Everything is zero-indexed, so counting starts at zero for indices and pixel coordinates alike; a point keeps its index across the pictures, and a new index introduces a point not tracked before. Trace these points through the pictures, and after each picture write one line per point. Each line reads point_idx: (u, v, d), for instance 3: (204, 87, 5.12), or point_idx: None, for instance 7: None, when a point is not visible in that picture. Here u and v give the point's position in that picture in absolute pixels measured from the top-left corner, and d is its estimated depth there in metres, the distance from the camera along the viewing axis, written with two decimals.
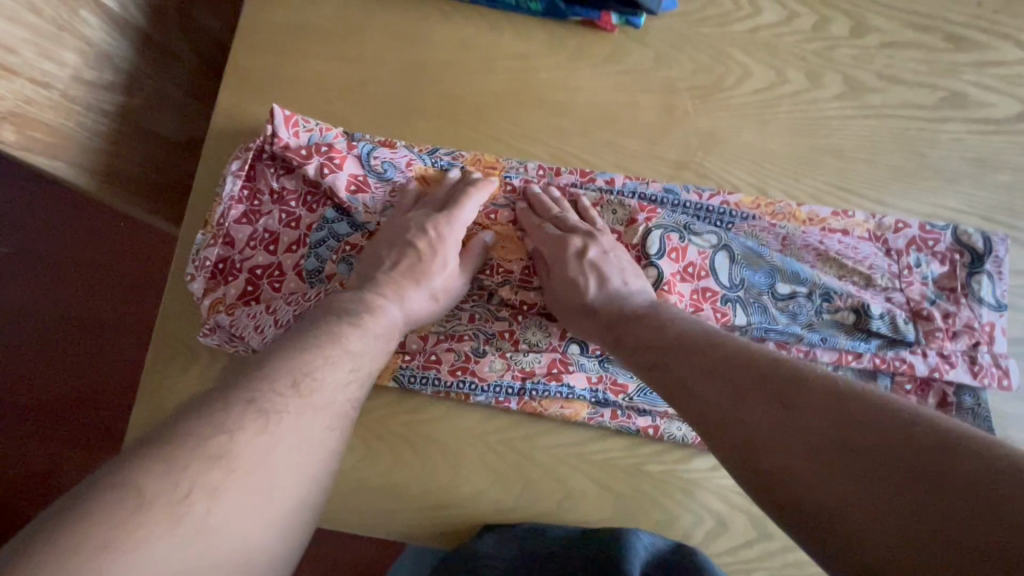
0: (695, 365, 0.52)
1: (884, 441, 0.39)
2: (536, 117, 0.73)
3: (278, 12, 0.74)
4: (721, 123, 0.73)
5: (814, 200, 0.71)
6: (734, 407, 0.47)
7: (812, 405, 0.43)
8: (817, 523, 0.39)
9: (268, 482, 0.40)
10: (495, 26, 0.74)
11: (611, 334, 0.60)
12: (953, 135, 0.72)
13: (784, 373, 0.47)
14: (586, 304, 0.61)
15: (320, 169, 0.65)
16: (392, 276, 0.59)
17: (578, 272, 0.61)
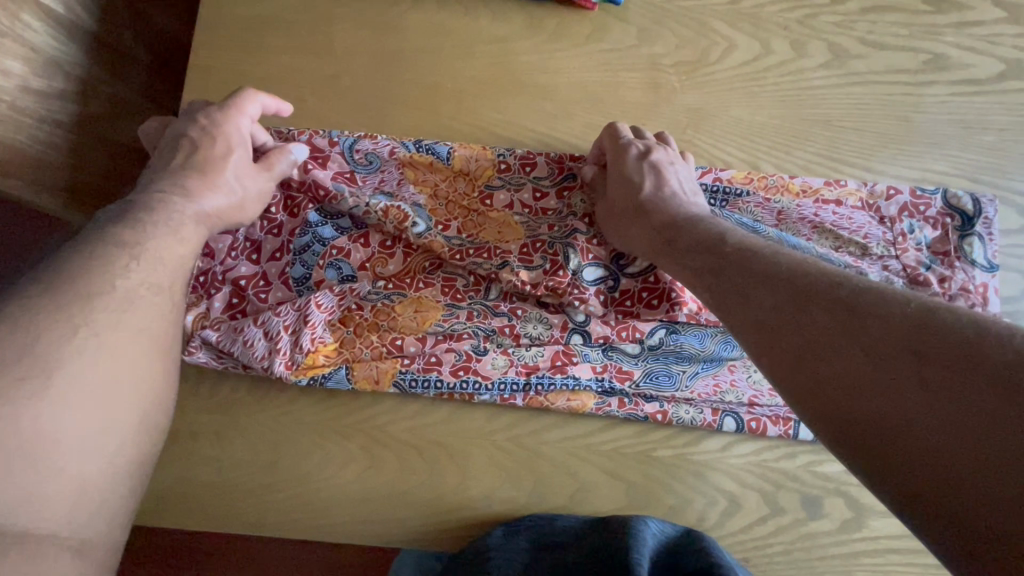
0: (757, 287, 0.44)
1: (890, 328, 0.35)
2: (519, 102, 0.71)
3: (240, 6, 0.70)
4: (709, 99, 0.71)
5: (804, 171, 0.70)
6: (795, 322, 0.40)
7: (812, 309, 0.39)
8: (882, 451, 0.32)
9: (62, 431, 0.35)
10: (471, 10, 0.71)
11: (658, 237, 0.57)
12: (938, 97, 0.72)
13: (859, 286, 0.39)
14: (640, 203, 0.60)
15: (304, 165, 0.64)
16: (184, 176, 0.54)
17: (638, 172, 0.61)
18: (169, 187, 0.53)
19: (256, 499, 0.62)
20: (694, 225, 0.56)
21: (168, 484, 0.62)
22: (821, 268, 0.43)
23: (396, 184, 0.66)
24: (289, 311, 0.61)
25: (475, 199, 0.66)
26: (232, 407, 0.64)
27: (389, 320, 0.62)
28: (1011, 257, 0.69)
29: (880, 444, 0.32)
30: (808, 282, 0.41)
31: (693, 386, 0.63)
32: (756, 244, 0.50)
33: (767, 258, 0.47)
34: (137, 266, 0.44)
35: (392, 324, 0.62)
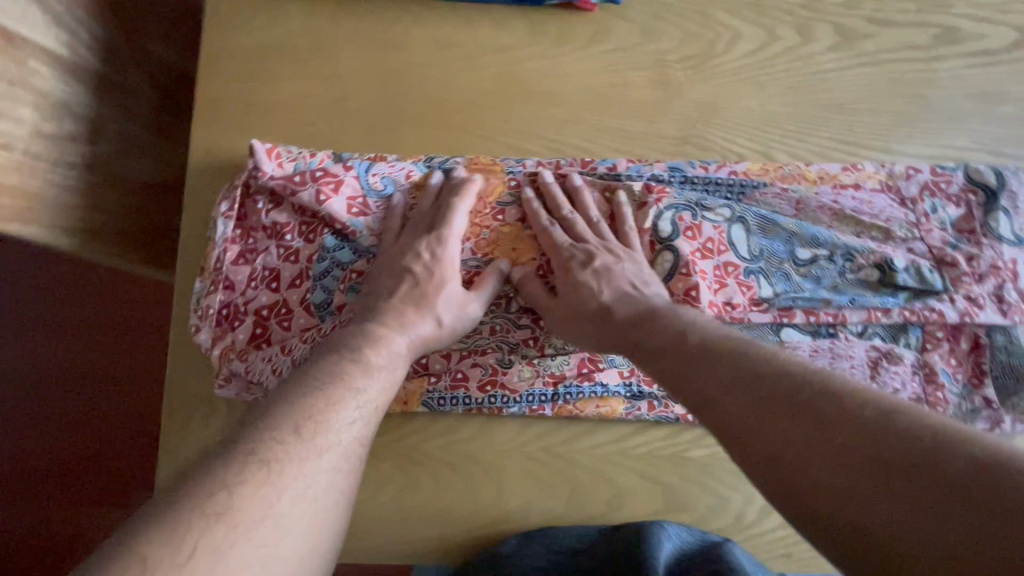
0: (722, 386, 0.46)
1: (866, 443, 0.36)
2: (526, 110, 0.70)
3: (242, 36, 0.70)
4: (718, 91, 0.70)
5: (820, 158, 0.69)
6: (765, 416, 0.42)
7: (808, 416, 0.40)
8: (854, 533, 0.35)
9: (311, 500, 0.42)
10: (471, 20, 0.71)
11: (622, 338, 0.57)
12: (953, 72, 0.70)
13: (819, 389, 0.41)
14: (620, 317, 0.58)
15: (316, 195, 0.62)
16: (398, 303, 0.58)
17: (593, 284, 0.59)
18: (389, 318, 0.57)
19: None
20: (664, 320, 0.55)
21: None
22: (790, 365, 0.44)
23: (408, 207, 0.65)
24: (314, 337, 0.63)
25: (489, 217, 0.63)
26: None
27: None
28: None
29: (852, 526, 0.35)
30: (785, 377, 0.43)
31: None
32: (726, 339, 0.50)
33: (740, 356, 0.47)
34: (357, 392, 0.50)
35: None
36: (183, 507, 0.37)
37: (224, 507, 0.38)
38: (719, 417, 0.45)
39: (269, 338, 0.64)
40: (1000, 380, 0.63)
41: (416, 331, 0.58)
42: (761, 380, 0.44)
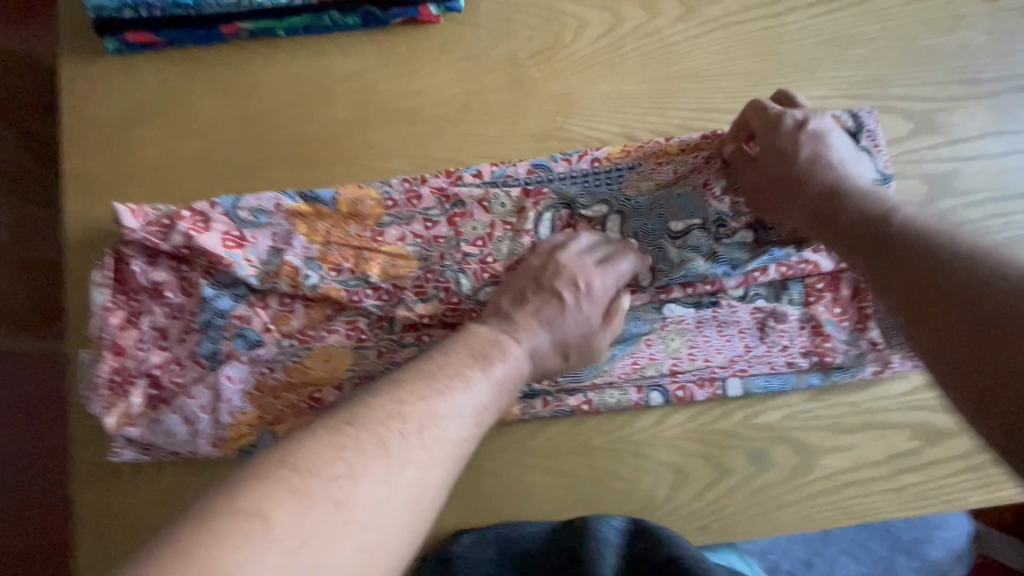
0: (875, 248, 0.51)
1: (961, 297, 0.41)
2: (388, 132, 0.71)
3: (99, 104, 0.71)
4: (572, 82, 0.70)
5: (682, 130, 0.70)
6: (901, 274, 0.46)
7: (911, 259, 0.46)
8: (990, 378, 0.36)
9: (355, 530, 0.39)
10: (320, 53, 0.71)
11: (817, 213, 0.58)
12: (801, 23, 0.70)
13: (939, 260, 0.44)
14: (584, 322, 0.60)
15: (187, 235, 0.63)
16: (457, 359, 0.53)
17: (551, 293, 0.60)
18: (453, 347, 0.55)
19: None
20: (858, 194, 0.56)
21: None
22: (919, 235, 0.48)
23: (288, 239, 0.65)
24: (203, 392, 0.63)
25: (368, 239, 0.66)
26: (178, 488, 0.66)
27: (302, 375, 0.64)
28: (905, 165, 0.68)
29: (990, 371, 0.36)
30: (917, 242, 0.47)
31: (613, 368, 0.63)
32: (872, 202, 0.55)
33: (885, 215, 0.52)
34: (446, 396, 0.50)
35: (305, 378, 0.64)
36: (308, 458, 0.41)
37: (244, 533, 0.36)
38: (884, 262, 0.49)
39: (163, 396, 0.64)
40: None
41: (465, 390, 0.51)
42: (868, 224, 0.53)
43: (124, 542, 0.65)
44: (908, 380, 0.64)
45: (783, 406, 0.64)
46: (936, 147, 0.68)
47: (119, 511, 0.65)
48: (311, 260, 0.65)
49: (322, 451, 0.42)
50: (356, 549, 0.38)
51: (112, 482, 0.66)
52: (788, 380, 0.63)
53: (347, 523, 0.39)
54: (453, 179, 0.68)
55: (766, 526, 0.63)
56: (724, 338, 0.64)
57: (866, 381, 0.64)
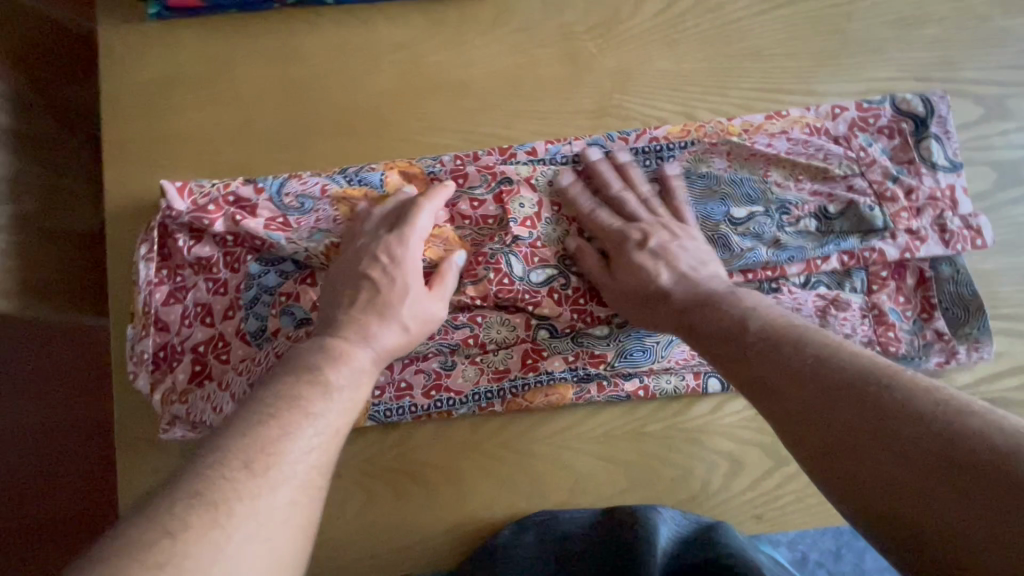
0: (773, 367, 0.47)
1: (930, 459, 0.37)
2: (438, 106, 0.68)
3: (137, 71, 0.69)
4: (630, 58, 0.68)
5: (744, 110, 0.67)
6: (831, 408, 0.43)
7: (825, 414, 0.43)
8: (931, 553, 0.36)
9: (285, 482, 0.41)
10: (368, 21, 0.69)
11: (717, 343, 0.53)
12: (869, 1, 0.68)
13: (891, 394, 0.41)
14: (414, 291, 0.56)
15: (232, 219, 0.62)
16: (356, 315, 0.54)
17: (374, 272, 0.56)
18: (348, 331, 0.53)
19: None
20: (759, 324, 0.51)
21: None
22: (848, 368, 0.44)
23: (333, 220, 0.64)
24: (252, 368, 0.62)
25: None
26: None
27: None
28: (975, 152, 0.65)
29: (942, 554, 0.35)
30: (857, 381, 0.43)
31: (671, 354, 0.62)
32: (803, 331, 0.49)
33: (838, 361, 0.45)
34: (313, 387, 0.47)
35: None
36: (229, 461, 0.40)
37: (166, 555, 0.35)
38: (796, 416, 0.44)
39: (208, 376, 0.63)
40: (949, 311, 0.62)
41: (378, 340, 0.54)
42: (784, 360, 0.47)
43: None
44: (968, 371, 0.63)
45: None
46: (1005, 134, 0.66)
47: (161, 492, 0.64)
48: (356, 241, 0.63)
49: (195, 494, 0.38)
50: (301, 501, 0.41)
51: (153, 461, 0.64)
52: None
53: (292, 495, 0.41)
54: (508, 156, 0.65)
55: (824, 517, 0.62)
56: None
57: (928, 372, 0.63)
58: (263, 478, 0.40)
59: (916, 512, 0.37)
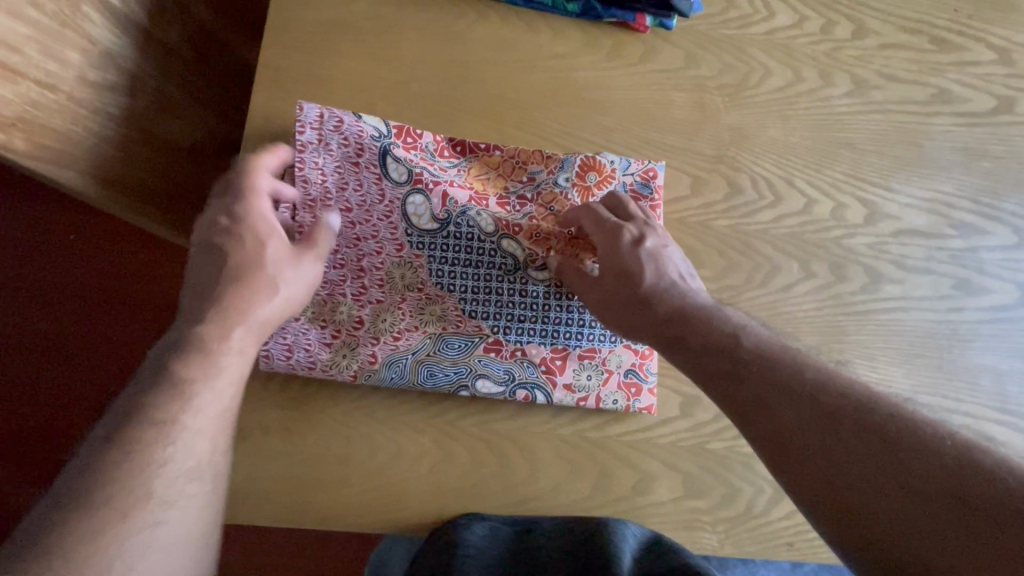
0: None
1: (799, 452, 0.47)
2: (577, 117, 0.75)
3: (308, 9, 0.72)
4: (750, 120, 0.77)
5: (834, 189, 0.77)
6: (842, 455, 0.45)
7: (814, 437, 0.47)
8: (742, 392, 0.52)
9: (191, 515, 0.46)
10: (531, 26, 0.75)
11: None
12: (944, 127, 0.80)
13: (824, 420, 0.47)
14: (302, 273, 0.55)
15: (378, 173, 0.64)
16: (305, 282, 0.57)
17: (636, 262, 0.62)
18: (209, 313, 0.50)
19: (324, 496, 0.63)
20: None
21: (243, 480, 0.62)
22: None
23: (470, 196, 0.66)
24: (371, 310, 0.63)
25: (553, 227, 0.67)
26: (307, 411, 0.64)
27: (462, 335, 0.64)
28: (1004, 268, 0.77)
29: (746, 389, 0.52)
30: None
31: (654, 384, 0.68)
32: None
33: None
34: (171, 393, 0.46)
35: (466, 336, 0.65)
36: (94, 500, 0.41)
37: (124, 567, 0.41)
38: None
39: (319, 312, 0.62)
40: None
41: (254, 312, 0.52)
42: None
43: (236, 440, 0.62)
44: None
45: None
46: None
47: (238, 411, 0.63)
48: (488, 240, 0.64)
49: (127, 535, 0.41)
50: (198, 526, 0.46)
51: None
52: None
53: (186, 526, 0.45)
54: (641, 177, 0.70)
55: None
56: None
57: None
58: (133, 523, 0.42)
59: (745, 391, 0.52)
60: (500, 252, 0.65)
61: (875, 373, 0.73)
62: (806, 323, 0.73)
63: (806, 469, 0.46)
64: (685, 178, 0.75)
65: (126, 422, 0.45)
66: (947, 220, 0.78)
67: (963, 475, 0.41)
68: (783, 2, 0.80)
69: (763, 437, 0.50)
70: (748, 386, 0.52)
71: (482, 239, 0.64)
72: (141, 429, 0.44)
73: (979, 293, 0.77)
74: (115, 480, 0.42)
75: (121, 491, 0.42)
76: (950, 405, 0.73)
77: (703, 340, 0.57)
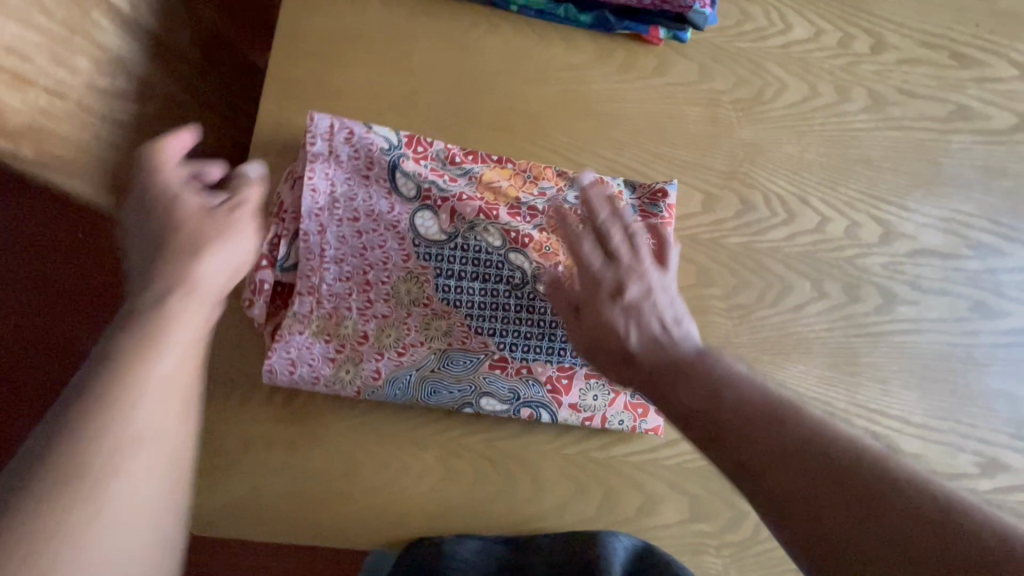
0: None
1: (708, 442, 0.46)
2: (588, 130, 0.74)
3: (318, 17, 0.71)
4: (764, 136, 0.76)
5: (848, 207, 0.75)
6: (748, 448, 0.43)
7: (731, 429, 0.44)
8: (664, 377, 0.52)
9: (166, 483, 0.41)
10: (543, 37, 0.74)
11: None
12: (962, 144, 0.79)
13: (736, 411, 0.45)
14: (232, 245, 0.47)
15: (387, 186, 0.63)
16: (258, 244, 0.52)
17: (604, 270, 0.58)
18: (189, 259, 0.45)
19: (326, 512, 0.62)
20: None
21: (245, 494, 0.61)
22: None
23: (479, 207, 0.64)
24: (377, 324, 0.62)
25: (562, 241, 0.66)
26: (310, 425, 0.64)
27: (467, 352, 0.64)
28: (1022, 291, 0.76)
29: (667, 375, 0.51)
30: None
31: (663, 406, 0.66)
32: None
33: None
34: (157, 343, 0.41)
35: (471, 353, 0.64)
36: (64, 449, 0.36)
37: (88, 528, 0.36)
38: None
39: (324, 324, 0.61)
40: None
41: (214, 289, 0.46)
42: None
43: (239, 453, 0.62)
44: (992, 479, 0.71)
45: None
46: None
47: (242, 424, 0.62)
48: (495, 253, 0.63)
49: (82, 497, 0.36)
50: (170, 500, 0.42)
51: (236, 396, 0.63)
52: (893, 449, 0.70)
53: (160, 495, 0.41)
54: (650, 197, 0.68)
55: None
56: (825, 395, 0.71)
57: (953, 472, 0.71)
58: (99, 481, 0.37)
59: (672, 372, 0.51)
60: (507, 265, 0.64)
61: (887, 397, 0.72)
62: (817, 343, 0.72)
63: (716, 456, 0.45)
64: (696, 195, 0.74)
65: (98, 369, 0.39)
66: (964, 240, 0.76)
67: (879, 488, 0.38)
68: (800, 15, 0.78)
69: (675, 410, 0.50)
70: (672, 377, 0.51)
71: (490, 252, 0.63)
72: (115, 373, 0.39)
73: (996, 316, 0.75)
74: (79, 430, 0.37)
75: (89, 444, 0.37)
76: (964, 431, 0.72)
77: (653, 345, 0.55)
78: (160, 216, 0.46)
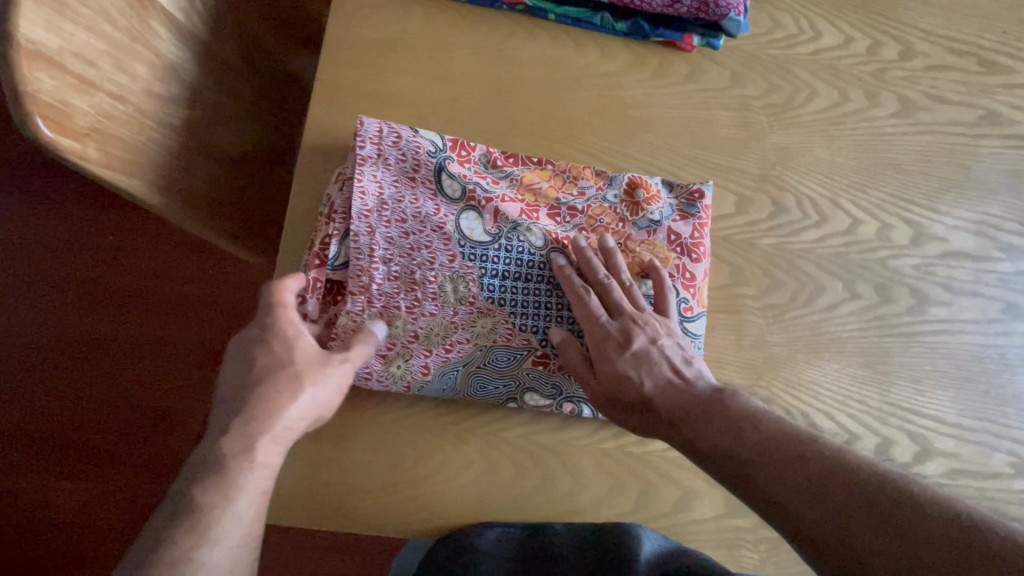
0: None
1: (784, 480, 0.55)
2: (623, 134, 0.76)
3: (364, 26, 0.74)
4: (795, 140, 0.77)
5: (879, 210, 0.77)
6: (815, 504, 0.53)
7: (783, 456, 0.56)
8: (739, 463, 0.58)
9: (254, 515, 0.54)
10: (579, 45, 0.77)
11: None
12: (991, 149, 0.80)
13: (804, 473, 0.55)
14: (317, 392, 0.57)
15: (433, 187, 0.65)
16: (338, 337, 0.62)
17: (625, 337, 0.64)
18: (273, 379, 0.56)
19: (372, 502, 0.64)
20: None
21: (295, 483, 0.63)
22: None
23: (522, 208, 0.67)
24: (426, 322, 0.64)
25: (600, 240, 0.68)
26: (357, 418, 0.65)
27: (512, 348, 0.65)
28: None
29: (745, 463, 0.58)
30: None
31: None
32: None
33: None
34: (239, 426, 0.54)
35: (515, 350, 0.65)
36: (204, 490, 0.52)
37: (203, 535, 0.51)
38: None
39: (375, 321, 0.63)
40: None
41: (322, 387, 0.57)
42: None
43: (289, 443, 0.64)
44: None
45: (920, 474, 0.70)
46: None
47: None
48: (538, 254, 0.66)
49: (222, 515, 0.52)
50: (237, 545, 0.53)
51: None
52: (927, 448, 0.71)
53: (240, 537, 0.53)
54: (688, 197, 0.70)
55: None
56: (860, 394, 0.72)
57: (988, 472, 0.71)
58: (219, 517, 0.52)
59: (749, 474, 0.57)
60: (549, 267, 0.66)
61: (921, 396, 0.72)
62: (851, 344, 0.73)
63: (793, 507, 0.54)
64: (730, 197, 0.75)
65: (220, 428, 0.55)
66: (995, 242, 0.77)
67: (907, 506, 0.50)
68: (829, 22, 0.80)
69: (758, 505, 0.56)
70: (763, 459, 0.57)
71: (533, 253, 0.65)
72: (233, 439, 0.54)
73: None
74: (208, 491, 0.52)
75: (202, 496, 0.52)
76: (999, 431, 0.72)
77: (708, 433, 0.60)
78: (263, 346, 0.57)
